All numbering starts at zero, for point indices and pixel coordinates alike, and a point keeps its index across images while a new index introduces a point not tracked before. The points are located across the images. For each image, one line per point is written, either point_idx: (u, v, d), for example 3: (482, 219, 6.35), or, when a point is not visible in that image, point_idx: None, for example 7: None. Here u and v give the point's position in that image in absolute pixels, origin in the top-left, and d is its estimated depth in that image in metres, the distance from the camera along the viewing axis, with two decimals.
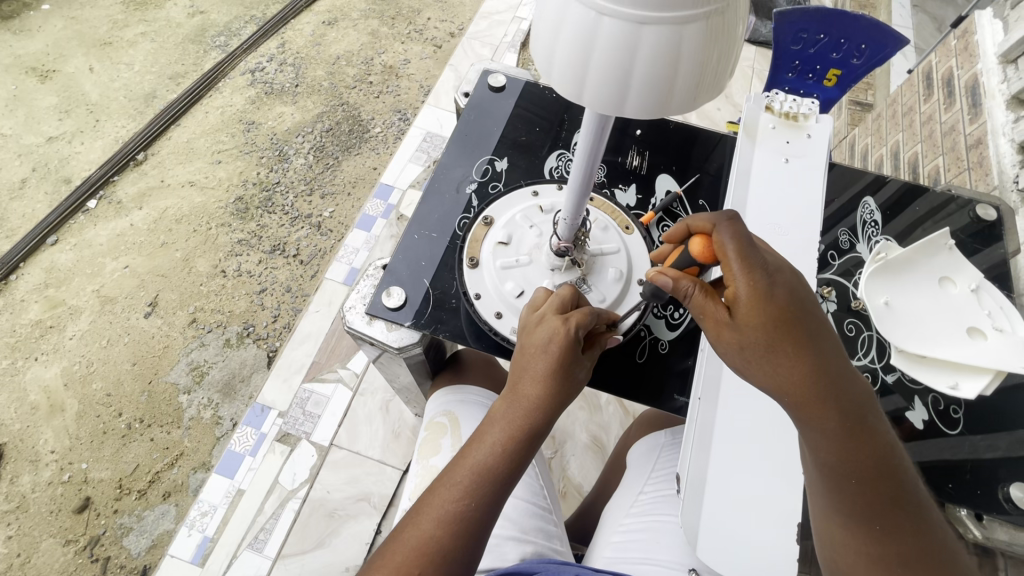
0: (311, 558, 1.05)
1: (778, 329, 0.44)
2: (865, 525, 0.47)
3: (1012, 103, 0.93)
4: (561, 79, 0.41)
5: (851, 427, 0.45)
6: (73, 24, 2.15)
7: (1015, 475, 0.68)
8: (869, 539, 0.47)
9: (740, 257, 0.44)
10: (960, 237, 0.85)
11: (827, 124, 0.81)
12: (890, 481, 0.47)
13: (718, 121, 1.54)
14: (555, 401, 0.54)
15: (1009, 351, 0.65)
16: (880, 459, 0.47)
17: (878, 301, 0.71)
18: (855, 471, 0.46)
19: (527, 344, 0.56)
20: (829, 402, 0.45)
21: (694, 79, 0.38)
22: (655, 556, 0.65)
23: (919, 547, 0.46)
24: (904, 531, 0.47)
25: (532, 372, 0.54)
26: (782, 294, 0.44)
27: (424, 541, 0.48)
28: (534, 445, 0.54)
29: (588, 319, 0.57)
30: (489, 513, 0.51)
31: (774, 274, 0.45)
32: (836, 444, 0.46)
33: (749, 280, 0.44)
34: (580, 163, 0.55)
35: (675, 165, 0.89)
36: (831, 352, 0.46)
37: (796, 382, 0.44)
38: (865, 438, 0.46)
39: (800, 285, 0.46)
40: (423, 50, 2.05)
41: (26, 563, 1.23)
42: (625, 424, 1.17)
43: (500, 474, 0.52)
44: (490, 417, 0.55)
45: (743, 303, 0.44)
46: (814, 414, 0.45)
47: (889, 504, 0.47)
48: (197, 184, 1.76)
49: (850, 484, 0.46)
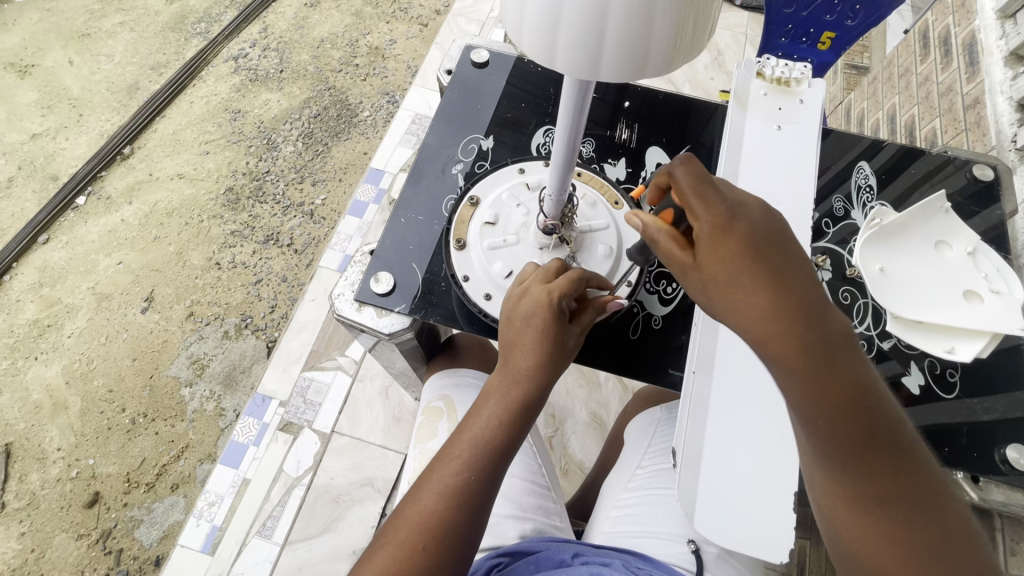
0: (318, 543, 1.06)
1: (737, 262, 0.39)
2: (842, 467, 0.41)
3: (1011, 59, 0.90)
4: (532, 43, 0.39)
5: (820, 363, 0.39)
6: (49, 16, 2.10)
7: (1011, 437, 0.68)
8: (848, 484, 0.41)
9: (700, 194, 0.41)
10: (957, 200, 0.84)
11: (820, 88, 0.79)
12: (871, 417, 0.40)
13: (711, 91, 1.51)
14: (547, 370, 0.54)
15: (1006, 313, 0.64)
16: (856, 396, 0.39)
17: (873, 268, 0.71)
18: (825, 413, 0.40)
19: (513, 317, 0.57)
20: (792, 336, 0.38)
21: (671, 38, 0.37)
22: (654, 529, 0.66)
23: (906, 486, 0.41)
24: (888, 471, 0.41)
25: (523, 345, 0.55)
26: (743, 225, 0.40)
27: (426, 516, 0.48)
28: (530, 417, 0.54)
29: (576, 289, 0.57)
30: (490, 483, 0.51)
31: (739, 209, 0.41)
32: (803, 382, 0.39)
33: (714, 210, 0.41)
34: (562, 139, 0.54)
35: (665, 136, 0.87)
36: (790, 278, 0.39)
37: (755, 315, 0.39)
38: (836, 374, 0.39)
39: (768, 214, 0.41)
40: (409, 30, 2.00)
41: (41, 559, 1.25)
42: (624, 400, 1.17)
43: (498, 445, 0.52)
44: (484, 393, 0.55)
45: (706, 239, 0.41)
46: (776, 347, 0.39)
47: (869, 444, 0.40)
48: (186, 176, 1.74)
49: (821, 429, 0.40)
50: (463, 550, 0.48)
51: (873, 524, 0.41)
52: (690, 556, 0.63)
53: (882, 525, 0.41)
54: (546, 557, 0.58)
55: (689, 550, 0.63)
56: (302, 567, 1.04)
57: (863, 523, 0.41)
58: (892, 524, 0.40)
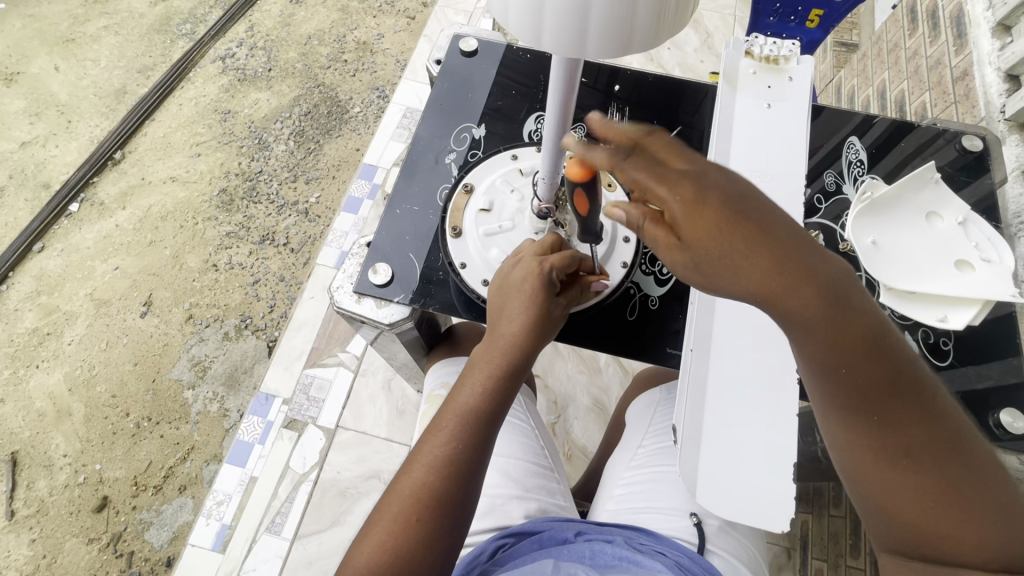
0: (328, 536, 1.08)
1: (733, 231, 0.38)
2: (862, 416, 0.43)
3: (998, 30, 0.91)
4: (518, 26, 0.39)
5: (837, 315, 0.40)
6: (32, 23, 2.07)
7: (1006, 402, 0.69)
8: (872, 433, 0.43)
9: (656, 176, 0.40)
10: (948, 171, 0.85)
11: (809, 65, 0.79)
12: (890, 366, 0.41)
13: (701, 74, 1.51)
14: (533, 337, 0.55)
15: (997, 281, 0.66)
16: (872, 343, 0.41)
17: (865, 240, 0.72)
18: (845, 361, 0.41)
19: (504, 286, 0.59)
20: (806, 289, 0.39)
21: (654, 19, 0.37)
22: (656, 504, 0.68)
23: (933, 431, 0.42)
24: (911, 417, 0.42)
25: (511, 312, 0.56)
26: (717, 195, 0.38)
27: (418, 488, 0.49)
28: (515, 383, 0.55)
29: (566, 260, 0.58)
30: (480, 452, 0.52)
31: (701, 177, 0.39)
32: (821, 336, 0.40)
33: (679, 189, 0.39)
34: (552, 123, 0.54)
35: (656, 119, 0.87)
36: (790, 232, 0.39)
37: (770, 278, 0.38)
38: (852, 322, 0.40)
39: (733, 179, 0.39)
40: (397, 23, 1.99)
41: (52, 563, 1.27)
42: (624, 384, 1.18)
43: (485, 413, 0.53)
44: (471, 362, 0.57)
45: (683, 219, 0.39)
46: (794, 306, 0.39)
47: (892, 390, 0.42)
48: (179, 179, 1.73)
49: (840, 379, 0.42)
50: (456, 519, 0.49)
51: (894, 471, 0.43)
52: (694, 529, 0.64)
53: (909, 469, 0.42)
54: (549, 536, 0.60)
55: (692, 523, 0.64)
56: (313, 560, 1.06)
57: (887, 470, 0.43)
58: (916, 467, 0.42)
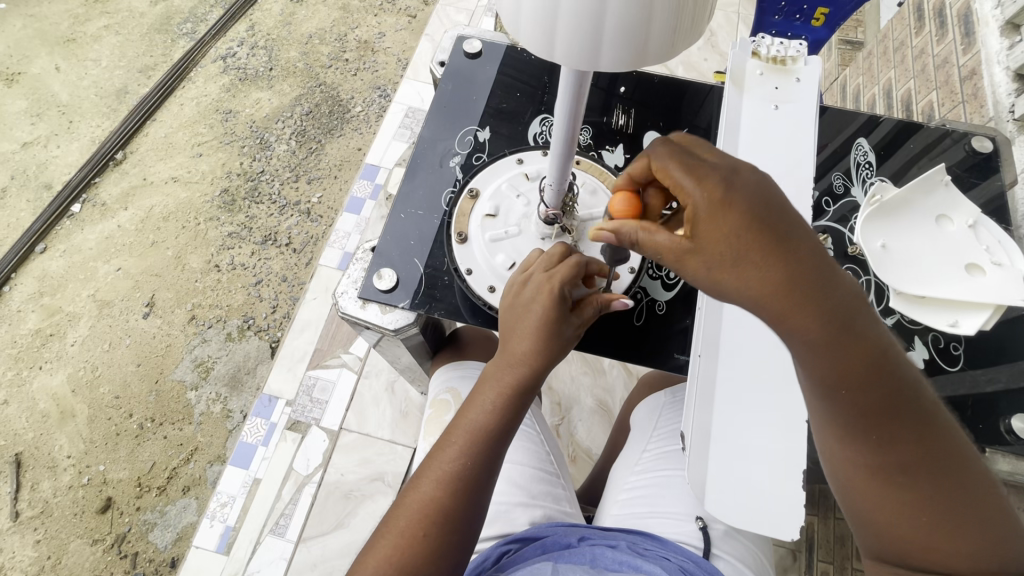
0: (332, 539, 1.07)
1: (751, 236, 0.38)
2: (862, 434, 0.42)
3: (1006, 29, 0.89)
4: (530, 31, 0.38)
5: (841, 336, 0.39)
6: (33, 23, 2.07)
7: (1015, 407, 0.69)
8: (872, 451, 0.42)
9: (689, 169, 0.40)
10: (956, 172, 0.84)
11: (816, 66, 0.78)
12: (892, 386, 0.41)
13: (705, 72, 1.50)
14: (545, 357, 0.55)
15: (1009, 285, 0.65)
16: (876, 363, 0.40)
17: (874, 244, 0.71)
18: (848, 381, 0.40)
19: (515, 302, 0.58)
20: (807, 309, 0.39)
21: (670, 25, 0.37)
22: (661, 509, 0.67)
23: (931, 452, 0.41)
24: (911, 438, 0.41)
25: (522, 330, 0.56)
26: (745, 200, 0.38)
27: (427, 502, 0.49)
28: (525, 402, 0.55)
29: (573, 273, 0.57)
30: (489, 470, 0.51)
31: (733, 177, 0.39)
32: (824, 354, 0.40)
33: (708, 185, 0.39)
34: (561, 129, 0.54)
35: (662, 120, 0.87)
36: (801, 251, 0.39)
37: (772, 292, 0.38)
38: (855, 343, 0.39)
39: (772, 186, 0.39)
40: (398, 22, 1.98)
41: (57, 564, 1.27)
42: (629, 385, 1.18)
43: (494, 431, 0.52)
44: (482, 378, 0.56)
45: (704, 216, 0.39)
46: (795, 323, 0.39)
47: (892, 411, 0.41)
48: (180, 180, 1.73)
49: (841, 398, 0.41)
50: (461, 536, 0.49)
51: (892, 489, 0.42)
52: (699, 534, 0.64)
53: (903, 487, 0.42)
54: (553, 541, 0.59)
55: (697, 528, 0.64)
56: (317, 562, 1.06)
57: (884, 488, 0.43)
58: (912, 486, 0.42)
